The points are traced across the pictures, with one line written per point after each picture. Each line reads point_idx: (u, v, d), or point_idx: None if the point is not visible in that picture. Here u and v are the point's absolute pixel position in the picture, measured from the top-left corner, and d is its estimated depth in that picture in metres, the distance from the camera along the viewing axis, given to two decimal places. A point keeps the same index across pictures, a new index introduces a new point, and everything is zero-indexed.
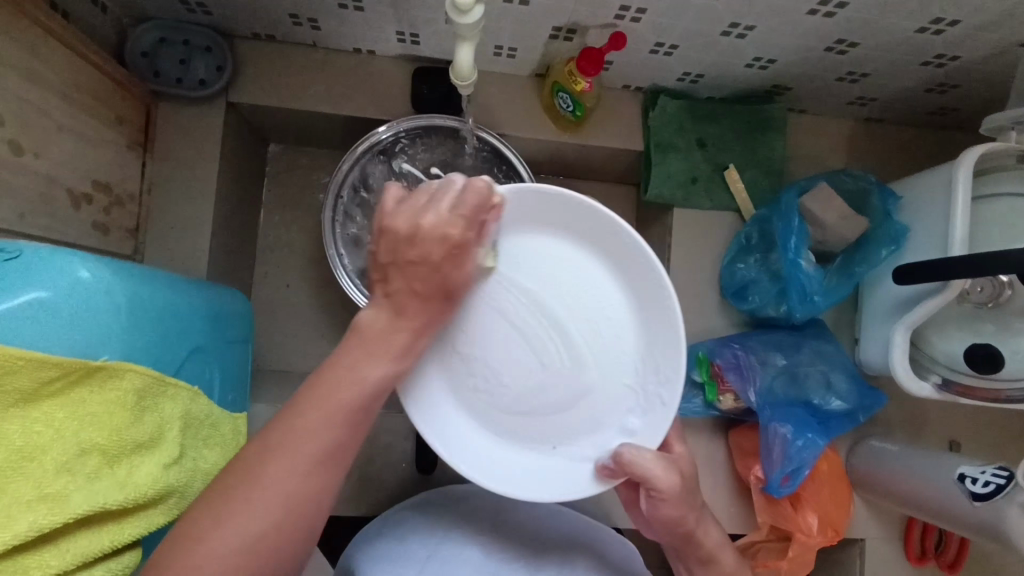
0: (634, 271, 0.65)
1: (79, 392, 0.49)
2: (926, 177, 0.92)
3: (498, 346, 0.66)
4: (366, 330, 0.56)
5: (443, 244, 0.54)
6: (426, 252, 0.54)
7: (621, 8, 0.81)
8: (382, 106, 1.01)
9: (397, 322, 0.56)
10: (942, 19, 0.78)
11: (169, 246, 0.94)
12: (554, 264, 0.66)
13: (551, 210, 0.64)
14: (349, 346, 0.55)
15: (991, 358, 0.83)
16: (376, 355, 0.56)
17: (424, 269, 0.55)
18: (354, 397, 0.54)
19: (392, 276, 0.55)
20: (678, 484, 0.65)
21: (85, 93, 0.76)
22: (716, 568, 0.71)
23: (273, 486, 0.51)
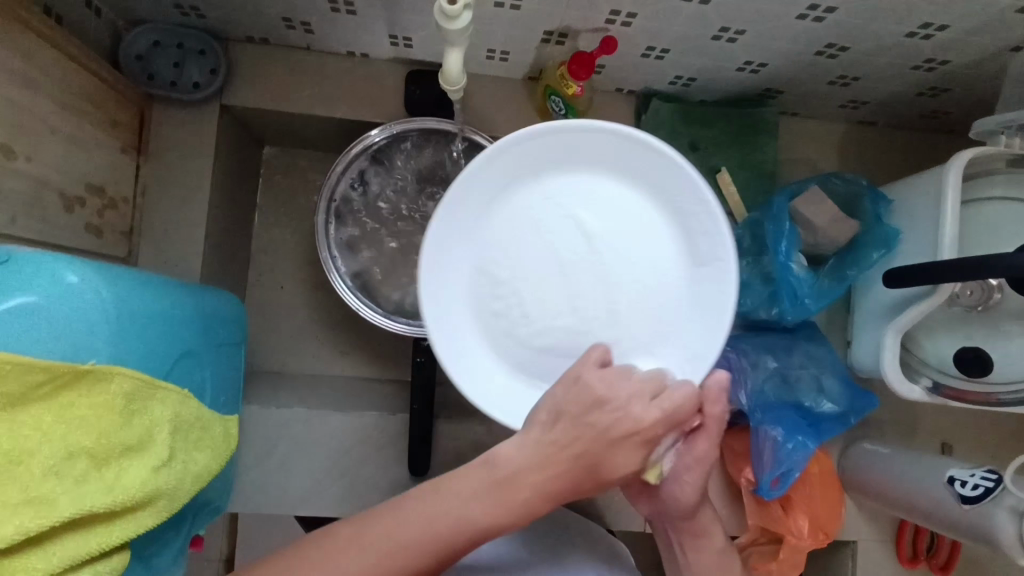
0: (663, 182, 0.67)
1: (67, 396, 0.50)
2: (917, 180, 0.92)
3: (560, 238, 0.68)
4: (497, 464, 0.60)
5: (610, 441, 0.57)
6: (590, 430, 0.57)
7: (612, 12, 0.81)
8: (375, 109, 1.01)
9: (493, 466, 0.60)
10: (931, 24, 0.79)
11: (163, 248, 0.95)
12: (609, 201, 0.68)
13: (527, 156, 0.67)
14: (461, 484, 0.60)
15: (980, 359, 0.84)
16: (488, 488, 0.59)
17: (589, 433, 0.58)
18: (464, 535, 0.59)
19: (563, 422, 0.58)
20: (714, 457, 0.66)
21: (78, 96, 0.76)
22: (710, 542, 0.77)
23: (392, 544, 0.58)
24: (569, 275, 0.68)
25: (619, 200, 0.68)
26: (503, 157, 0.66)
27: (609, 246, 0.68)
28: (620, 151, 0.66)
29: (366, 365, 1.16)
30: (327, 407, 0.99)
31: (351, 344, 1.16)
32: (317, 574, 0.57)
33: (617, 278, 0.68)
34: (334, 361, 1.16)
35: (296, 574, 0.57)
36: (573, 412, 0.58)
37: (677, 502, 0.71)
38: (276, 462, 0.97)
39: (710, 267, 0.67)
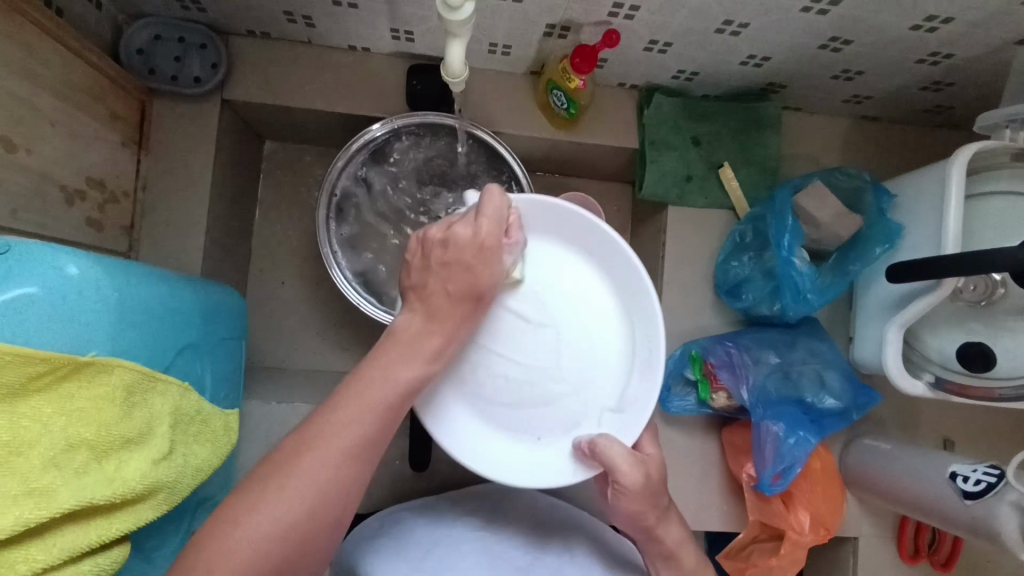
0: (591, 245, 0.72)
1: (68, 387, 0.49)
2: (920, 175, 0.92)
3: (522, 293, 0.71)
4: (401, 332, 0.61)
5: (474, 245, 0.59)
6: (459, 254, 0.59)
7: (614, 5, 0.81)
8: (376, 104, 1.01)
9: (430, 324, 0.61)
10: (936, 17, 0.78)
11: (164, 243, 0.95)
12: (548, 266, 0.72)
13: (566, 225, 0.71)
14: (388, 347, 0.60)
15: (983, 355, 0.84)
16: (411, 356, 0.60)
17: (458, 270, 0.60)
18: (386, 391, 0.58)
19: (418, 258, 0.62)
20: (641, 484, 0.67)
21: (79, 89, 0.76)
22: (679, 563, 0.72)
23: (342, 452, 0.55)
24: (530, 333, 0.71)
25: (582, 282, 0.73)
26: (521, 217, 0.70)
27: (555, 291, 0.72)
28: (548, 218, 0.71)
29: None
30: (328, 402, 0.99)
31: (352, 339, 1.16)
32: (247, 517, 0.52)
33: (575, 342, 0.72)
34: (334, 357, 1.16)
35: (245, 516, 0.53)
36: (425, 257, 0.61)
37: (628, 520, 0.70)
38: (277, 457, 0.97)
39: (635, 304, 0.72)
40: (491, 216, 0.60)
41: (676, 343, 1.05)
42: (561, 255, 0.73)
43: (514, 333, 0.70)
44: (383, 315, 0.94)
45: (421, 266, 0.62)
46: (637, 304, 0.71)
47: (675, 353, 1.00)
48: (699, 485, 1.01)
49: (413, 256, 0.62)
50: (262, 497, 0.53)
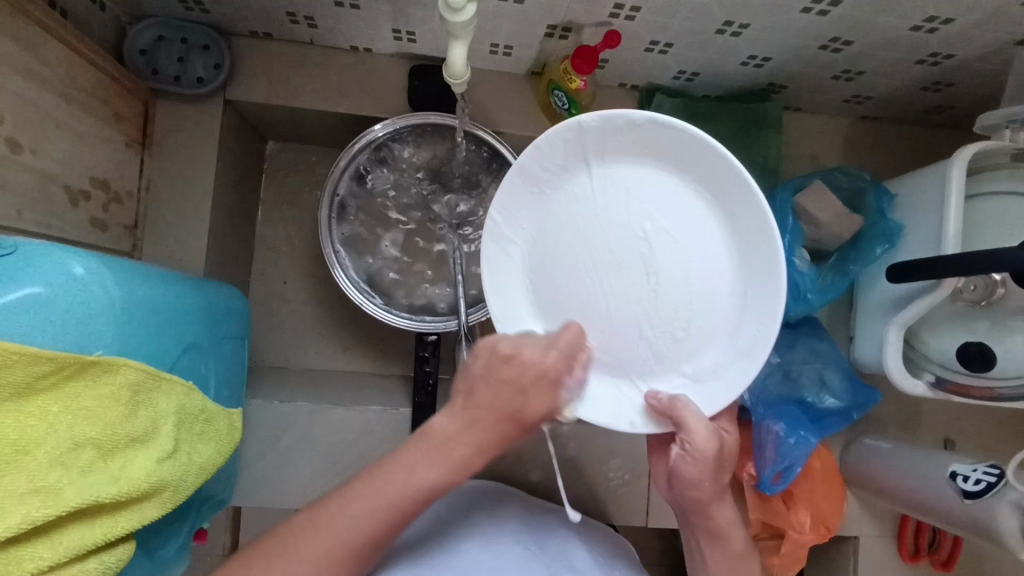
0: (704, 168, 0.63)
1: (73, 386, 0.50)
2: (920, 175, 0.92)
3: (592, 215, 0.66)
4: (433, 434, 0.63)
5: (533, 371, 0.62)
6: (518, 373, 0.62)
7: (615, 6, 0.81)
8: (378, 104, 1.01)
9: (466, 427, 0.62)
10: (936, 18, 0.78)
11: (168, 243, 0.95)
12: (624, 191, 0.65)
13: (652, 142, 0.63)
14: (407, 451, 0.62)
15: (983, 354, 0.84)
16: (432, 461, 0.62)
17: (509, 388, 0.62)
18: (405, 489, 0.61)
19: (479, 392, 0.62)
20: (713, 453, 0.66)
21: (83, 90, 0.77)
22: (727, 545, 0.73)
23: (336, 539, 0.60)
24: (600, 269, 0.65)
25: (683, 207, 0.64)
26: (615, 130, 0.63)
27: (643, 208, 0.64)
28: (646, 139, 0.63)
29: (369, 360, 1.17)
30: (330, 401, 0.99)
31: (354, 339, 1.17)
32: (284, 565, 0.58)
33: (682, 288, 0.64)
34: (337, 356, 1.16)
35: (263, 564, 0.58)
36: (475, 373, 0.63)
37: (690, 496, 0.70)
38: (279, 455, 0.97)
39: (753, 271, 0.64)
40: (559, 351, 0.63)
41: None
42: (655, 182, 0.65)
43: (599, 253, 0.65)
44: (385, 315, 0.95)
45: (479, 374, 0.62)
46: (757, 269, 0.63)
47: None
48: None
49: (477, 361, 0.63)
50: (312, 533, 0.60)
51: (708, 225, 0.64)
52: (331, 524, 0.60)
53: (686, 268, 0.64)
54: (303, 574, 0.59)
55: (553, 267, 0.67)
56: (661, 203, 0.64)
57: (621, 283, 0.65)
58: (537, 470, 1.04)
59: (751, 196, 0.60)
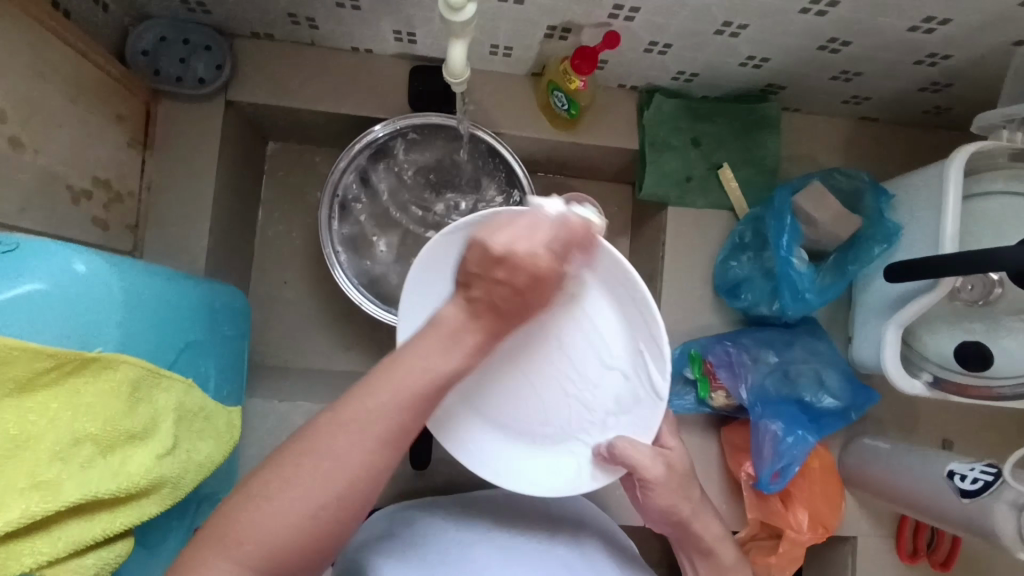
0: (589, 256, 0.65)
1: (74, 382, 0.50)
2: (918, 176, 0.92)
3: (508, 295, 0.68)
4: (443, 323, 0.56)
5: (529, 274, 0.54)
6: (512, 276, 0.54)
7: (615, 7, 0.82)
8: (379, 104, 1.02)
9: (473, 317, 0.56)
10: (934, 19, 0.79)
11: (169, 242, 0.96)
12: (546, 281, 0.68)
13: (531, 223, 0.64)
14: (421, 339, 0.56)
15: (981, 355, 0.85)
16: (448, 346, 0.56)
17: (506, 289, 0.55)
18: (424, 382, 0.55)
19: (476, 283, 0.55)
20: (668, 478, 0.69)
21: (85, 90, 0.77)
22: (716, 560, 0.74)
23: (366, 418, 0.53)
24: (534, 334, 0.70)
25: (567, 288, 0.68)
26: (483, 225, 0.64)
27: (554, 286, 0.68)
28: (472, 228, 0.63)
29: (369, 360, 1.17)
30: (329, 400, 1.00)
31: (355, 338, 1.17)
32: (281, 483, 0.52)
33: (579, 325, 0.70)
34: (336, 356, 1.17)
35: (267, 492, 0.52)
36: (476, 264, 0.55)
37: (666, 517, 0.72)
38: (279, 454, 0.98)
39: (643, 336, 0.67)
40: (476, 258, 0.55)
41: (676, 342, 1.06)
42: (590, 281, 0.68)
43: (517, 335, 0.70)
44: (385, 314, 0.95)
45: (472, 268, 0.55)
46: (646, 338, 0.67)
47: (674, 352, 1.01)
48: (699, 484, 1.01)
49: (470, 248, 0.55)
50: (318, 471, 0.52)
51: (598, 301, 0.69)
52: (336, 440, 0.52)
53: (586, 336, 0.70)
54: (293, 513, 0.51)
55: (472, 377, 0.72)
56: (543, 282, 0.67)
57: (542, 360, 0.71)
58: None
59: (630, 278, 0.63)
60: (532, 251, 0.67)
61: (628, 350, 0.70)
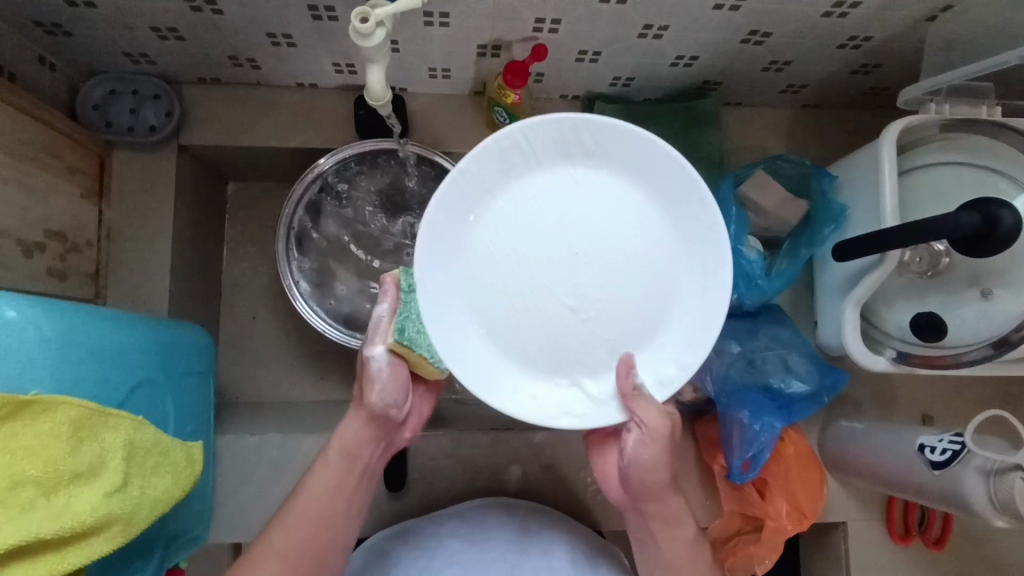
0: (668, 184, 0.70)
1: (10, 426, 0.51)
2: (856, 155, 0.94)
3: (542, 199, 0.71)
4: (344, 437, 0.76)
5: (394, 397, 0.75)
6: (386, 397, 0.74)
7: (537, 21, 0.84)
8: (328, 136, 1.04)
9: (366, 424, 0.76)
10: (844, 2, 0.81)
11: (131, 287, 0.98)
12: (601, 192, 0.71)
13: (641, 158, 0.70)
14: (312, 481, 0.75)
15: (934, 324, 0.85)
16: (342, 458, 0.75)
17: (389, 394, 0.74)
18: (326, 538, 0.74)
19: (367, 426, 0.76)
20: (668, 429, 0.72)
21: (32, 146, 0.80)
22: (681, 532, 0.78)
23: (295, 520, 0.73)
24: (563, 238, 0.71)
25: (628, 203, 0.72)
26: (603, 136, 0.69)
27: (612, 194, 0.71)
28: (596, 140, 0.69)
29: (344, 388, 1.18)
30: (301, 430, 1.00)
31: (328, 367, 1.18)
32: (282, 537, 0.72)
33: (625, 255, 0.71)
34: (311, 386, 1.17)
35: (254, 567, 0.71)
36: (371, 404, 0.74)
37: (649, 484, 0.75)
38: (254, 488, 0.97)
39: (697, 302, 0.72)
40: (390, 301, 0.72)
41: None
42: (626, 185, 0.71)
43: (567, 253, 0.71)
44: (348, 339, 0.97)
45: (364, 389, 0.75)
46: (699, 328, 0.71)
47: None
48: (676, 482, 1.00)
49: (363, 368, 0.74)
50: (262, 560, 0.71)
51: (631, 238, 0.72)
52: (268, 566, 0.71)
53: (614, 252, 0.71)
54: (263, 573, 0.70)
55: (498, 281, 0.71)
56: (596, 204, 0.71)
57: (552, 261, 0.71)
58: (514, 482, 1.04)
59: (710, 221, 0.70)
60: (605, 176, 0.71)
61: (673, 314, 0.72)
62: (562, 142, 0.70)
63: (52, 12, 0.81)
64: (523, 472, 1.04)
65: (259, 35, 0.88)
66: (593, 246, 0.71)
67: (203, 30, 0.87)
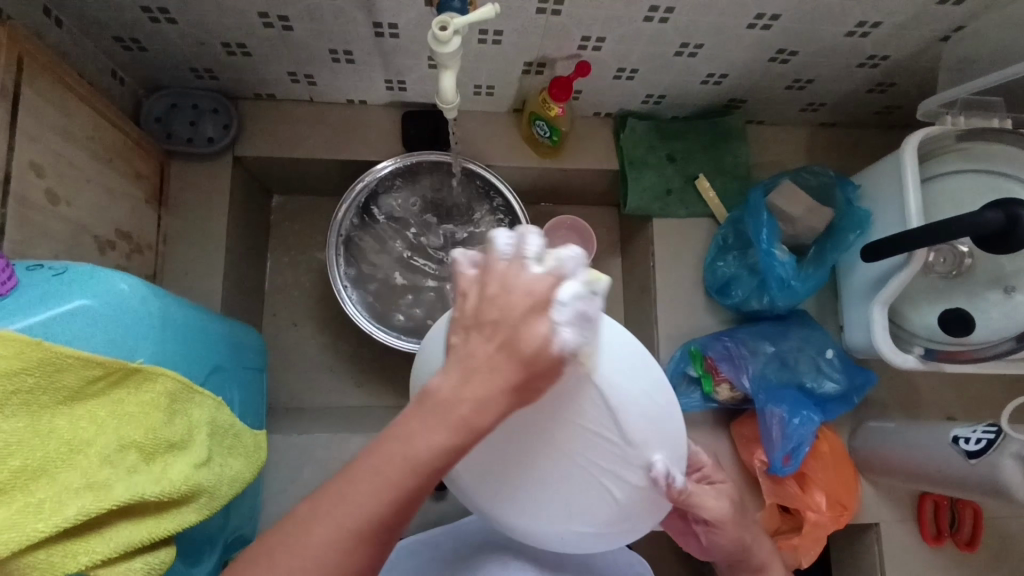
0: (582, 434, 0.56)
1: (118, 392, 0.53)
2: (878, 167, 1.00)
3: (564, 421, 0.56)
4: (433, 394, 0.45)
5: (495, 311, 0.45)
6: (499, 325, 0.45)
7: (583, 38, 0.91)
8: (375, 149, 1.10)
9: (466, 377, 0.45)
10: (865, 23, 0.88)
11: (183, 290, 1.01)
12: (581, 411, 0.55)
13: (601, 416, 0.56)
14: (411, 418, 0.45)
15: (963, 319, 0.90)
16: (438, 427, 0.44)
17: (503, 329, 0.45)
18: (411, 459, 0.44)
19: (484, 327, 0.45)
20: (729, 509, 0.72)
21: (110, 150, 0.85)
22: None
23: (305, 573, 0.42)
24: (560, 485, 0.59)
25: (626, 423, 0.56)
26: (541, 450, 0.57)
27: (543, 432, 0.56)
28: (584, 428, 0.56)
29: (380, 394, 1.20)
30: (346, 430, 1.02)
31: (366, 374, 1.20)
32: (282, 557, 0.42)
33: (598, 433, 0.56)
34: (349, 393, 1.19)
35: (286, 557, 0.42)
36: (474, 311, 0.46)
37: (723, 546, 0.74)
38: (300, 490, 0.98)
39: (616, 429, 0.56)
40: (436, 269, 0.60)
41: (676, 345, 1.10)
42: (607, 433, 0.56)
43: (589, 435, 0.56)
44: (396, 341, 0.99)
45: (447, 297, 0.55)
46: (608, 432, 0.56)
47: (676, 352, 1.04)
48: None
49: (465, 304, 0.47)
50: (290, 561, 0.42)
51: (602, 376, 0.54)
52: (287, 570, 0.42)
53: (637, 408, 0.57)
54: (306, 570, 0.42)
55: (554, 420, 0.55)
56: (600, 417, 0.56)
57: (600, 475, 0.58)
58: None
59: (604, 413, 0.56)
60: (633, 421, 0.57)
61: (616, 440, 0.57)
62: (594, 416, 0.56)
63: (133, 27, 0.87)
64: None
65: (322, 51, 0.94)
66: (584, 504, 0.61)
67: (268, 46, 0.93)
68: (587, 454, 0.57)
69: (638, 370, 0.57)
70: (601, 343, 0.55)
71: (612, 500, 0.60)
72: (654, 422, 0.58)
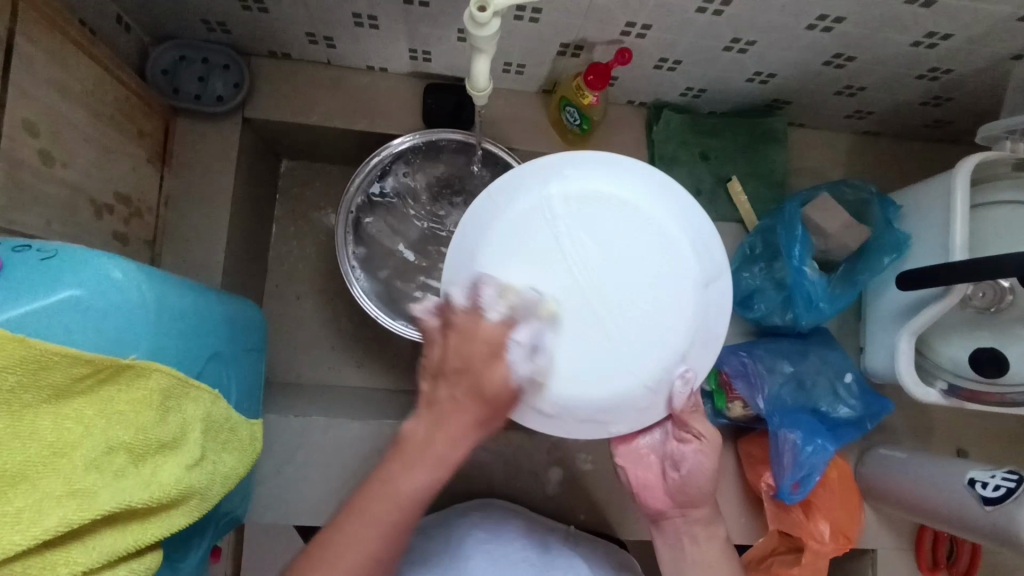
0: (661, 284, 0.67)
1: (108, 390, 0.50)
2: (925, 187, 0.94)
3: (631, 263, 0.67)
4: (408, 440, 0.60)
5: (486, 344, 0.59)
6: (470, 352, 0.59)
7: (627, 24, 0.84)
8: (393, 121, 1.04)
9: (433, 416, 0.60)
10: (935, 33, 0.81)
11: (184, 258, 0.96)
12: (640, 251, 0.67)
13: (654, 276, 0.67)
14: (397, 462, 0.59)
15: (994, 360, 0.85)
16: (423, 463, 0.59)
17: (465, 376, 0.59)
18: (394, 504, 0.58)
19: (444, 377, 0.60)
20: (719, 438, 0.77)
21: (110, 106, 0.79)
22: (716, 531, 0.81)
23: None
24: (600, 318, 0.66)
25: (674, 293, 0.67)
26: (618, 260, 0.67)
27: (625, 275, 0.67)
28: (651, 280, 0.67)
29: (381, 376, 1.17)
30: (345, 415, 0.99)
31: (367, 355, 1.17)
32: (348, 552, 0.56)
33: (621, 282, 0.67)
34: (349, 372, 1.16)
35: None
36: (438, 362, 0.60)
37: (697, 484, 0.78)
38: (294, 472, 0.96)
39: (660, 282, 0.67)
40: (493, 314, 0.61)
41: None
42: (665, 307, 0.67)
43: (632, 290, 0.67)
44: (402, 329, 0.95)
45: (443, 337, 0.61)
46: (677, 276, 0.68)
47: None
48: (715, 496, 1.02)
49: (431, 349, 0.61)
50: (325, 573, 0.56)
51: (684, 246, 0.68)
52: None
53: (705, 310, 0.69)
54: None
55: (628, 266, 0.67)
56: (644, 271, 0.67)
57: (643, 341, 0.67)
58: (554, 485, 1.02)
59: (673, 282, 0.67)
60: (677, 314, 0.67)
61: (675, 317, 0.67)
62: (647, 266, 0.67)
63: None
64: (563, 476, 1.03)
65: (345, 14, 0.87)
66: (612, 366, 0.67)
67: (287, 4, 0.86)
68: (631, 301, 0.66)
69: (687, 223, 0.69)
70: (648, 215, 0.68)
71: (654, 357, 0.67)
72: (711, 343, 0.70)
